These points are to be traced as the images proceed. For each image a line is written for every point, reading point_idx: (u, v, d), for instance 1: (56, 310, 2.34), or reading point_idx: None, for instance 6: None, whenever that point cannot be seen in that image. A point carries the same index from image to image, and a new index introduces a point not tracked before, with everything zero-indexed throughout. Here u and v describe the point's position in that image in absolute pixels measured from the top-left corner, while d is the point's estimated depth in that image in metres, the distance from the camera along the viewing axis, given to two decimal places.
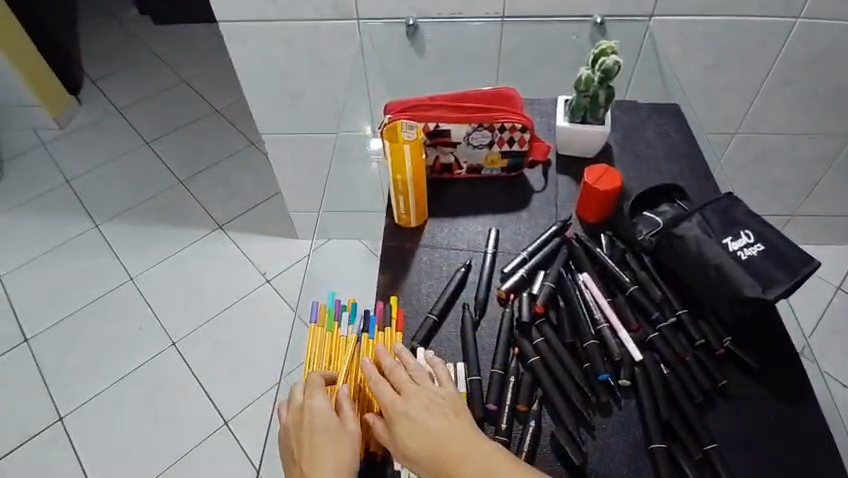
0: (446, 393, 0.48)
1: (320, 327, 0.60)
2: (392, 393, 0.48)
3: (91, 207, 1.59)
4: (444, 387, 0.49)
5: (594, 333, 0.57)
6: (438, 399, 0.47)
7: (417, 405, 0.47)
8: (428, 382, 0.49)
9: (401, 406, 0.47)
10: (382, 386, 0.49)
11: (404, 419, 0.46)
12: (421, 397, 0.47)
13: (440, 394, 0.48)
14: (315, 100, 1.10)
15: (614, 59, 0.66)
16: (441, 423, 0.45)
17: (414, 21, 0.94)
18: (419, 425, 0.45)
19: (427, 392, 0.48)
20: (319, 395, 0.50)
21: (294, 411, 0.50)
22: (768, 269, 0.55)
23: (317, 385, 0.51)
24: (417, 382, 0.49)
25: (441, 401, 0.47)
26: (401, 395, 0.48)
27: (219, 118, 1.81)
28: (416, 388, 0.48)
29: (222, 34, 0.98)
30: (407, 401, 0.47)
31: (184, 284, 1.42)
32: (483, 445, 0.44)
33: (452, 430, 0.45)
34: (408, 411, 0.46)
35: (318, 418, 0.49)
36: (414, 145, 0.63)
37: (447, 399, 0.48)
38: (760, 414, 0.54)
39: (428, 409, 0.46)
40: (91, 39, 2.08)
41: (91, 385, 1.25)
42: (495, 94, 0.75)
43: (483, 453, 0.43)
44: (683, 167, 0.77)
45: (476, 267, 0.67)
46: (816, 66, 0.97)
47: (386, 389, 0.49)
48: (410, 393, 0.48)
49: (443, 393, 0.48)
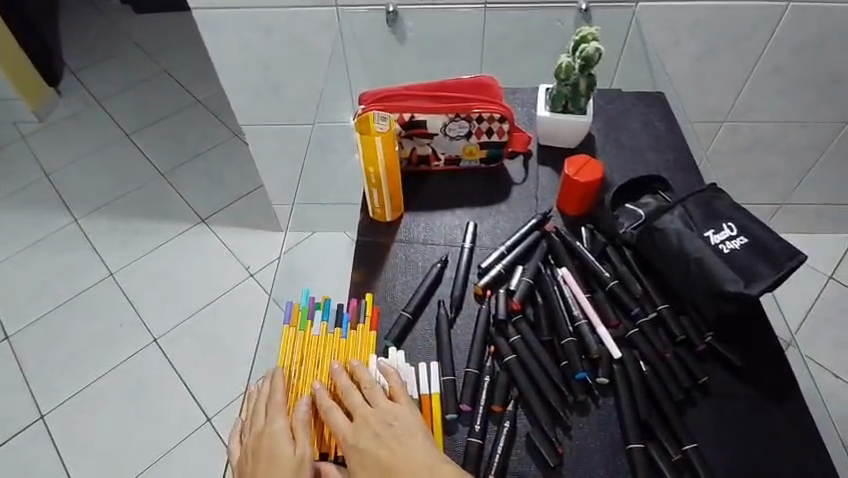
0: (397, 414, 0.47)
1: (292, 328, 0.57)
2: (345, 423, 0.48)
3: (71, 201, 1.56)
4: (397, 408, 0.48)
5: (572, 330, 0.55)
6: (389, 426, 0.46)
7: (366, 438, 0.46)
8: (377, 404, 0.48)
9: (352, 440, 0.46)
10: (335, 415, 0.48)
11: (355, 454, 0.45)
12: (370, 426, 0.46)
13: (391, 420, 0.47)
14: (295, 90, 1.07)
15: (594, 46, 0.63)
16: (390, 455, 0.44)
17: (394, 8, 0.90)
18: (368, 458, 0.45)
19: (377, 419, 0.47)
20: (279, 416, 0.49)
21: (254, 434, 0.50)
22: (752, 262, 0.54)
23: (277, 405, 0.50)
24: (367, 408, 0.48)
25: (391, 428, 0.46)
26: (353, 426, 0.47)
27: (202, 108, 1.78)
28: (365, 415, 0.47)
29: (196, 21, 0.95)
30: (357, 433, 0.46)
31: (166, 278, 1.39)
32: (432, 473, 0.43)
33: (400, 461, 0.44)
34: (358, 444, 0.46)
35: (276, 443, 0.48)
36: (386, 138, 0.61)
37: (398, 424, 0.46)
38: (743, 413, 0.53)
39: (377, 441, 0.45)
40: (70, 29, 2.03)
41: (73, 382, 1.23)
42: (475, 82, 0.73)
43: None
44: (668, 157, 0.75)
45: (453, 264, 0.64)
46: (807, 52, 0.95)
47: (340, 419, 0.48)
48: (359, 424, 0.47)
49: (392, 416, 0.47)
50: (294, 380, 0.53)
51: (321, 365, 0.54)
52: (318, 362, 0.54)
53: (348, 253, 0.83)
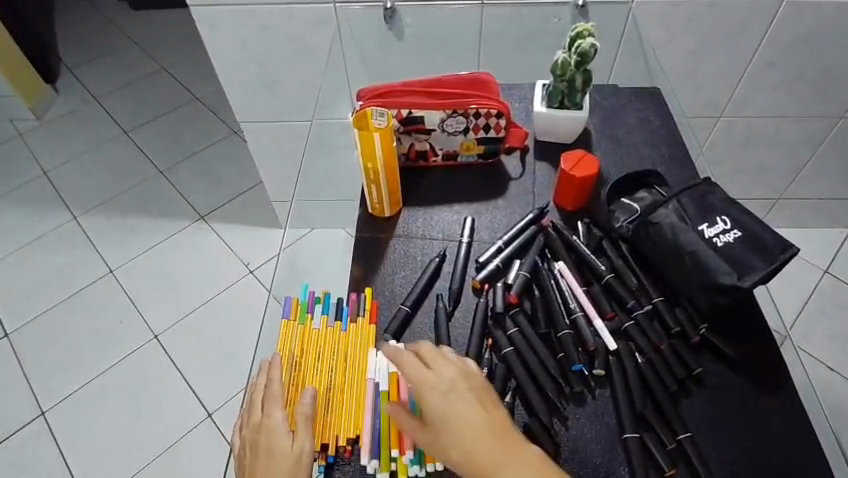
0: (486, 382, 0.46)
1: (292, 322, 0.58)
2: (433, 379, 0.45)
3: (70, 199, 1.56)
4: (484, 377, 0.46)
5: (568, 322, 0.56)
6: (480, 390, 0.45)
7: (463, 396, 0.43)
8: (466, 368, 0.46)
9: (444, 397, 0.43)
10: (420, 372, 0.45)
11: (449, 411, 0.43)
12: (464, 385, 0.44)
13: (481, 384, 0.45)
14: (293, 87, 1.07)
15: (590, 42, 0.64)
16: (487, 416, 0.42)
17: (392, 4, 0.91)
18: (463, 416, 0.42)
19: (468, 380, 0.45)
20: (278, 411, 0.50)
21: (251, 428, 0.50)
22: (744, 255, 0.55)
23: (275, 397, 0.51)
24: (457, 369, 0.46)
25: (483, 393, 0.44)
26: (443, 383, 0.44)
27: (199, 105, 1.78)
28: (458, 375, 0.45)
29: (195, 19, 0.95)
30: (452, 390, 0.44)
31: (164, 276, 1.40)
32: (529, 443, 0.42)
33: (497, 423, 0.42)
34: (451, 401, 0.43)
35: (274, 437, 0.48)
36: (385, 134, 0.62)
37: (487, 391, 0.45)
38: (736, 404, 0.54)
39: (475, 402, 0.43)
40: (67, 26, 2.03)
41: (73, 378, 1.24)
42: (472, 78, 0.73)
43: (530, 452, 0.41)
44: (664, 152, 0.76)
45: (451, 259, 0.65)
46: (800, 48, 0.96)
47: (428, 375, 0.45)
48: (452, 381, 0.44)
49: (482, 382, 0.45)
50: (293, 372, 0.54)
51: (321, 358, 0.56)
52: (317, 356, 0.56)
53: (346, 249, 0.84)
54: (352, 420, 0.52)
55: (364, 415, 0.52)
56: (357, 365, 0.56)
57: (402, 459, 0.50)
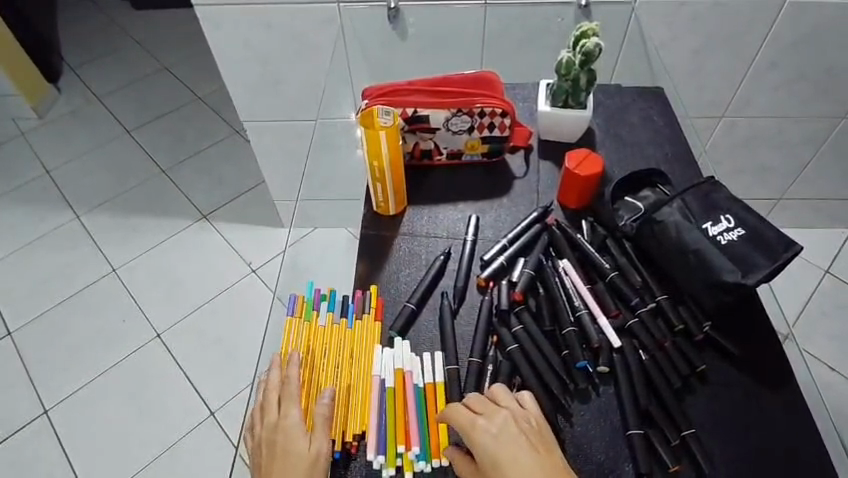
0: (539, 425, 0.47)
1: (297, 319, 0.59)
2: (485, 425, 0.46)
3: (72, 198, 1.56)
4: (538, 420, 0.47)
5: (573, 320, 0.57)
6: (532, 433, 0.45)
7: (513, 441, 0.45)
8: (519, 412, 0.47)
9: (495, 442, 0.45)
10: (472, 418, 0.47)
11: (501, 456, 0.44)
12: (515, 429, 0.45)
13: (533, 428, 0.46)
14: (297, 86, 1.08)
15: (594, 42, 0.64)
16: (537, 460, 0.43)
17: (395, 4, 0.91)
18: (514, 461, 0.43)
19: (519, 423, 0.46)
20: (294, 410, 0.52)
21: (268, 426, 0.52)
22: (749, 253, 0.55)
23: (291, 395, 0.52)
24: (509, 413, 0.47)
25: (534, 436, 0.45)
26: (494, 428, 0.46)
27: (201, 105, 1.78)
28: (510, 420, 0.46)
29: (199, 18, 0.95)
30: (503, 436, 0.45)
31: (167, 274, 1.40)
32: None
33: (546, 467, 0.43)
34: (502, 447, 0.44)
35: (290, 437, 0.50)
36: (390, 132, 0.62)
37: (539, 434, 0.46)
38: (740, 400, 0.54)
39: (526, 447, 0.44)
40: (69, 25, 2.03)
41: (75, 377, 1.24)
42: (477, 78, 0.74)
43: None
44: (666, 151, 0.76)
45: (455, 257, 0.65)
46: (802, 48, 0.96)
47: (479, 420, 0.47)
48: (502, 425, 0.46)
49: (534, 425, 0.46)
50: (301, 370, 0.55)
51: (327, 355, 0.56)
52: (323, 353, 0.56)
53: (347, 247, 0.84)
54: (359, 417, 0.52)
55: (369, 412, 0.53)
56: (361, 361, 0.56)
57: (408, 455, 0.51)
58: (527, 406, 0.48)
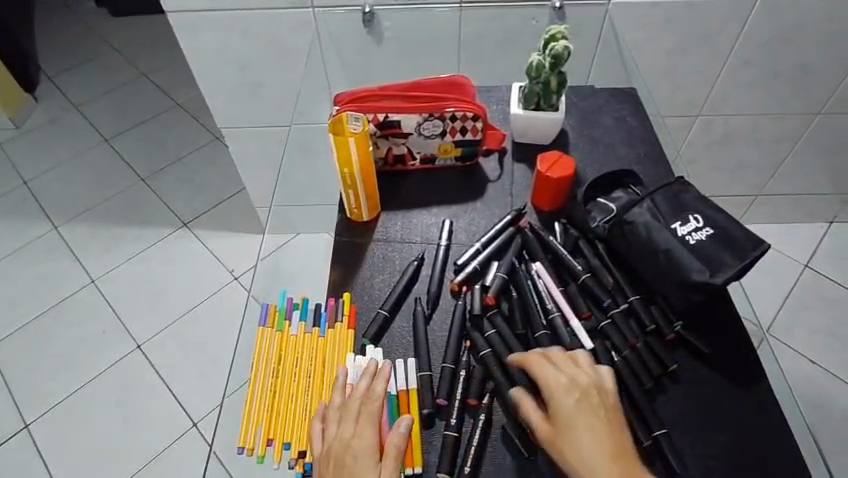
0: (614, 401, 0.49)
1: (269, 329, 0.59)
2: (568, 386, 0.48)
3: (50, 209, 1.54)
4: (613, 396, 0.49)
5: (545, 323, 0.57)
6: (609, 408, 0.48)
7: (593, 410, 0.47)
8: (599, 382, 0.49)
9: (576, 407, 0.47)
10: (556, 375, 0.49)
11: (579, 420, 0.46)
12: (595, 399, 0.47)
13: (611, 402, 0.48)
14: (275, 91, 1.07)
15: (563, 44, 0.64)
16: (610, 436, 0.46)
17: (371, 8, 0.91)
18: (590, 430, 0.46)
19: (599, 394, 0.48)
20: (370, 432, 0.49)
21: (340, 440, 0.48)
22: (717, 253, 0.55)
23: (374, 416, 0.50)
24: (592, 381, 0.49)
25: (610, 411, 0.48)
26: (577, 391, 0.48)
27: (181, 112, 1.76)
28: (593, 388, 0.48)
29: (174, 25, 0.95)
30: (585, 403, 0.47)
31: (148, 284, 1.39)
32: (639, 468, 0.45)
33: (618, 444, 0.45)
34: (581, 411, 0.47)
35: (361, 461, 0.47)
36: (360, 139, 0.62)
37: (614, 410, 0.48)
38: (711, 399, 0.55)
39: (603, 420, 0.46)
40: (45, 33, 2.00)
41: (57, 390, 1.22)
42: (449, 82, 0.73)
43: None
44: (639, 151, 0.77)
45: (429, 262, 0.65)
46: (774, 46, 0.97)
47: (562, 380, 0.48)
48: (584, 390, 0.48)
49: (611, 399, 0.49)
50: (271, 379, 0.55)
51: (299, 362, 0.56)
52: (296, 361, 0.57)
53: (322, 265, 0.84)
54: None
55: None
56: (334, 369, 0.56)
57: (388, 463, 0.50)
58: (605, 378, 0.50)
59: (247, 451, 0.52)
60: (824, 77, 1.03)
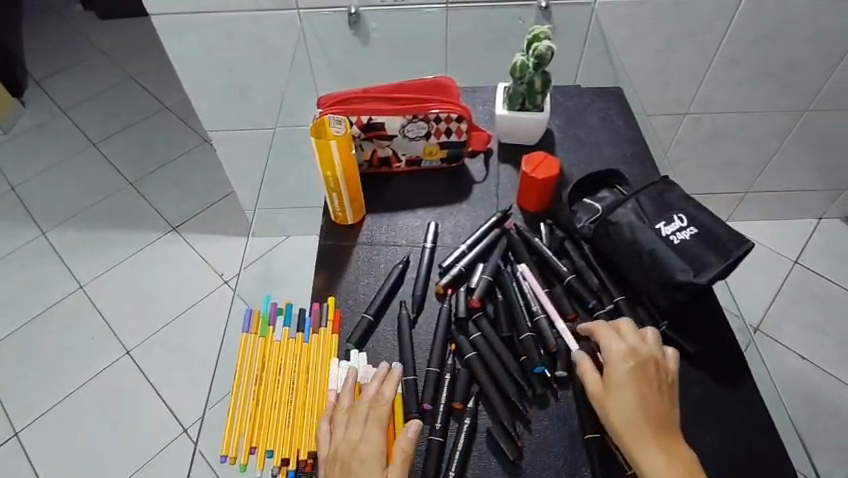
0: (671, 379, 0.50)
1: (252, 334, 0.59)
2: (626, 351, 0.50)
3: (38, 214, 1.52)
4: (671, 374, 0.50)
5: (530, 325, 0.57)
6: (663, 382, 0.49)
7: (646, 379, 0.48)
8: (659, 357, 0.50)
9: (630, 372, 0.48)
10: (618, 341, 0.51)
11: (631, 385, 0.48)
12: (652, 372, 0.49)
13: (667, 379, 0.49)
14: (261, 94, 1.06)
15: (546, 45, 0.64)
16: (656, 406, 0.47)
17: (356, 9, 0.90)
18: (640, 395, 0.47)
19: (657, 369, 0.49)
20: (378, 437, 0.48)
21: (346, 443, 0.48)
22: (701, 252, 0.55)
23: (383, 419, 0.49)
24: (653, 354, 0.50)
25: (664, 385, 0.49)
26: (634, 359, 0.49)
27: (170, 115, 1.75)
28: (652, 360, 0.49)
29: (158, 28, 0.94)
30: (641, 371, 0.48)
31: (138, 288, 1.38)
32: (677, 440, 0.47)
33: (661, 415, 0.47)
34: (635, 378, 0.48)
35: (368, 467, 0.46)
36: (342, 142, 0.61)
37: (668, 387, 0.49)
38: (698, 399, 0.54)
39: (655, 390, 0.48)
40: (32, 37, 1.98)
41: (46, 397, 1.21)
42: (433, 83, 0.73)
43: (677, 454, 0.45)
44: (625, 151, 0.77)
45: (414, 264, 0.65)
46: (761, 43, 0.98)
47: (623, 347, 0.50)
48: (642, 362, 0.49)
49: (668, 376, 0.50)
50: (254, 386, 0.55)
51: (283, 368, 0.56)
52: (279, 367, 0.56)
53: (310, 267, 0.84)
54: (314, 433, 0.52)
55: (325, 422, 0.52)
56: (317, 374, 0.56)
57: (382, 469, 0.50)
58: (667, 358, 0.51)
59: (229, 460, 0.51)
60: (810, 74, 1.03)
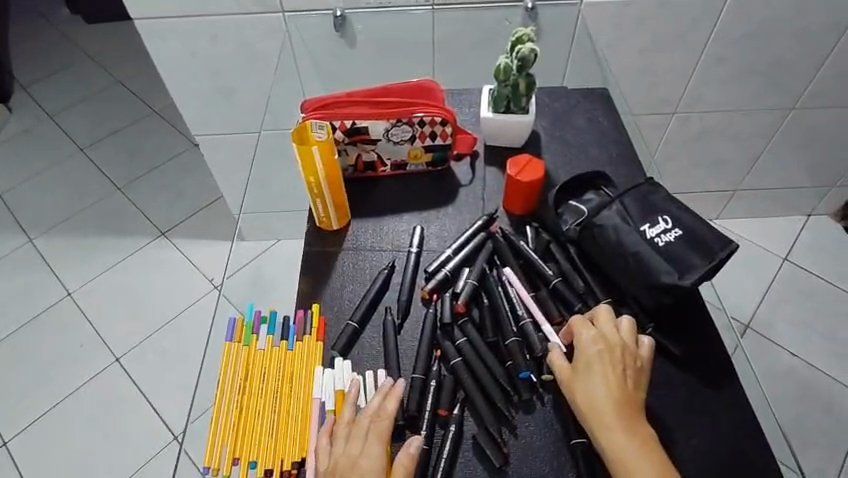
0: (644, 365, 0.50)
1: (236, 343, 0.58)
2: (596, 337, 0.50)
3: (25, 221, 1.51)
4: (645, 362, 0.50)
5: (516, 329, 0.56)
6: (633, 367, 0.49)
7: (615, 365, 0.48)
8: (631, 345, 0.50)
9: (598, 357, 0.49)
10: (590, 329, 0.51)
11: (598, 369, 0.48)
12: (621, 358, 0.49)
13: (639, 366, 0.49)
14: (248, 98, 1.05)
15: (529, 47, 0.63)
16: (624, 390, 0.47)
17: (342, 12, 0.90)
18: (606, 379, 0.48)
19: (626, 355, 0.49)
20: (378, 451, 0.48)
21: (346, 458, 0.47)
22: (686, 254, 0.55)
23: (384, 433, 0.49)
24: (624, 341, 0.50)
25: (634, 370, 0.49)
26: (604, 344, 0.50)
27: (158, 119, 1.73)
28: (622, 346, 0.50)
29: (142, 33, 0.93)
30: (609, 356, 0.49)
31: (127, 294, 1.36)
32: (644, 426, 0.47)
33: (629, 399, 0.47)
34: (603, 362, 0.48)
35: None
36: (324, 148, 0.61)
37: (640, 374, 0.49)
38: (684, 401, 0.54)
39: (623, 375, 0.48)
40: (18, 42, 1.96)
41: (34, 406, 1.20)
42: (418, 86, 0.73)
43: (641, 437, 0.46)
44: (611, 152, 0.77)
45: (400, 269, 0.65)
46: (747, 42, 0.98)
47: (592, 333, 0.51)
48: (611, 347, 0.49)
49: (641, 363, 0.50)
50: (238, 397, 0.54)
51: (267, 377, 0.56)
52: (263, 377, 0.56)
53: (292, 277, 0.85)
54: (297, 443, 0.51)
55: (309, 433, 0.52)
56: (302, 383, 0.55)
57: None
58: (641, 346, 0.51)
59: (211, 471, 0.50)
60: (797, 72, 1.04)
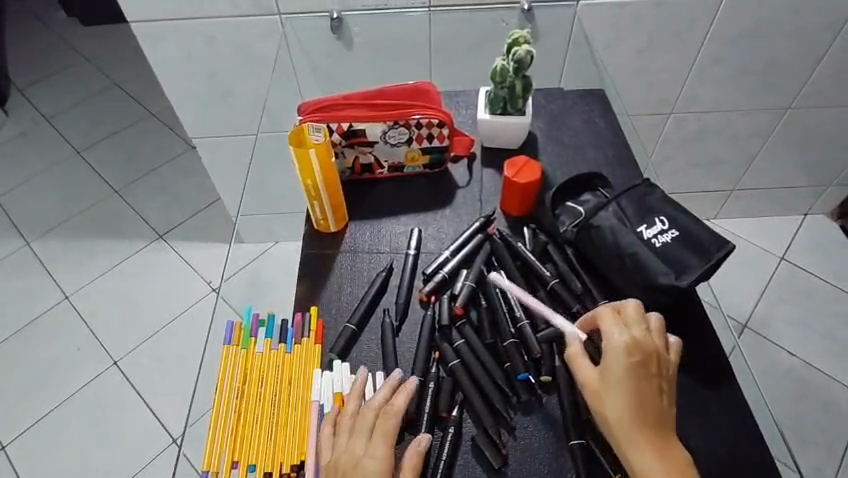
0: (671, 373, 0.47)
1: (233, 346, 0.58)
2: (629, 345, 0.46)
3: (22, 224, 1.50)
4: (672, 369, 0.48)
5: (514, 331, 0.57)
6: (664, 378, 0.46)
7: (648, 378, 0.45)
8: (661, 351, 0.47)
9: (632, 369, 0.45)
10: (619, 332, 0.47)
11: (631, 383, 0.45)
12: (653, 368, 0.46)
13: (667, 374, 0.47)
14: (245, 100, 1.05)
15: (526, 48, 0.65)
16: (657, 406, 0.45)
17: (338, 14, 0.91)
18: (639, 395, 0.45)
19: (658, 365, 0.46)
20: (383, 451, 0.47)
21: (349, 456, 0.47)
22: (682, 255, 0.55)
23: (389, 432, 0.48)
24: (656, 349, 0.47)
25: (664, 381, 0.46)
26: (637, 354, 0.46)
27: (155, 121, 1.73)
28: (652, 352, 0.46)
29: (139, 36, 0.93)
30: (643, 368, 0.45)
31: (125, 297, 1.36)
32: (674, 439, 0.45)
33: (661, 415, 0.45)
34: (636, 376, 0.45)
35: None
36: (321, 150, 0.61)
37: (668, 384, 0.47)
38: (682, 402, 0.54)
39: (655, 385, 0.45)
40: (14, 45, 1.96)
41: (32, 410, 1.19)
42: (414, 88, 0.73)
43: (673, 456, 0.43)
44: (608, 153, 0.77)
45: (398, 271, 0.65)
46: (743, 43, 0.98)
47: (625, 340, 0.47)
48: (644, 356, 0.46)
49: (669, 371, 0.47)
50: (236, 400, 0.54)
51: (265, 381, 0.56)
52: (262, 380, 0.56)
53: (289, 280, 0.85)
54: (297, 446, 0.51)
55: (308, 435, 0.52)
56: (301, 386, 0.55)
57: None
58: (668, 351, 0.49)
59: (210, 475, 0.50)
60: (793, 72, 1.04)
